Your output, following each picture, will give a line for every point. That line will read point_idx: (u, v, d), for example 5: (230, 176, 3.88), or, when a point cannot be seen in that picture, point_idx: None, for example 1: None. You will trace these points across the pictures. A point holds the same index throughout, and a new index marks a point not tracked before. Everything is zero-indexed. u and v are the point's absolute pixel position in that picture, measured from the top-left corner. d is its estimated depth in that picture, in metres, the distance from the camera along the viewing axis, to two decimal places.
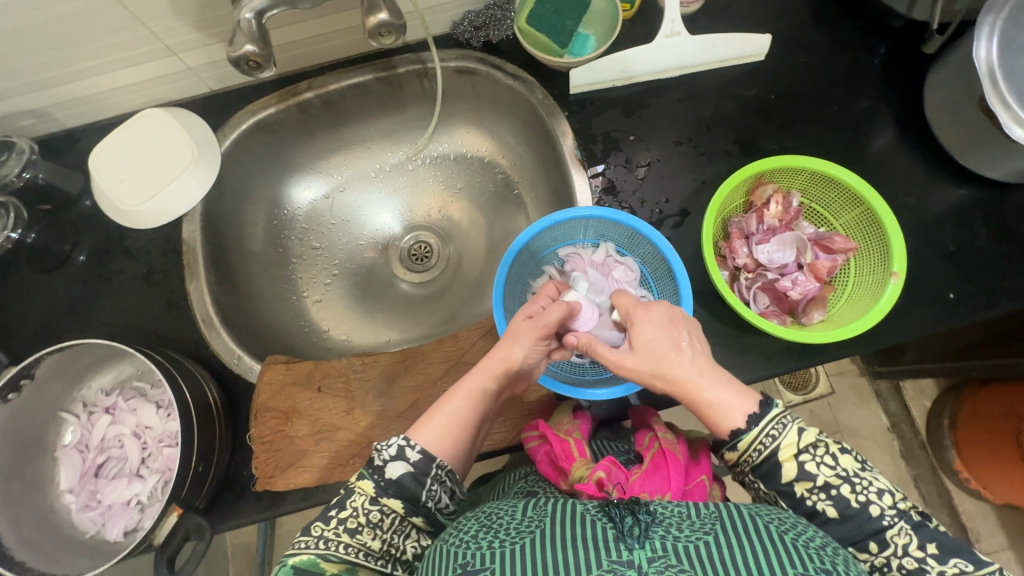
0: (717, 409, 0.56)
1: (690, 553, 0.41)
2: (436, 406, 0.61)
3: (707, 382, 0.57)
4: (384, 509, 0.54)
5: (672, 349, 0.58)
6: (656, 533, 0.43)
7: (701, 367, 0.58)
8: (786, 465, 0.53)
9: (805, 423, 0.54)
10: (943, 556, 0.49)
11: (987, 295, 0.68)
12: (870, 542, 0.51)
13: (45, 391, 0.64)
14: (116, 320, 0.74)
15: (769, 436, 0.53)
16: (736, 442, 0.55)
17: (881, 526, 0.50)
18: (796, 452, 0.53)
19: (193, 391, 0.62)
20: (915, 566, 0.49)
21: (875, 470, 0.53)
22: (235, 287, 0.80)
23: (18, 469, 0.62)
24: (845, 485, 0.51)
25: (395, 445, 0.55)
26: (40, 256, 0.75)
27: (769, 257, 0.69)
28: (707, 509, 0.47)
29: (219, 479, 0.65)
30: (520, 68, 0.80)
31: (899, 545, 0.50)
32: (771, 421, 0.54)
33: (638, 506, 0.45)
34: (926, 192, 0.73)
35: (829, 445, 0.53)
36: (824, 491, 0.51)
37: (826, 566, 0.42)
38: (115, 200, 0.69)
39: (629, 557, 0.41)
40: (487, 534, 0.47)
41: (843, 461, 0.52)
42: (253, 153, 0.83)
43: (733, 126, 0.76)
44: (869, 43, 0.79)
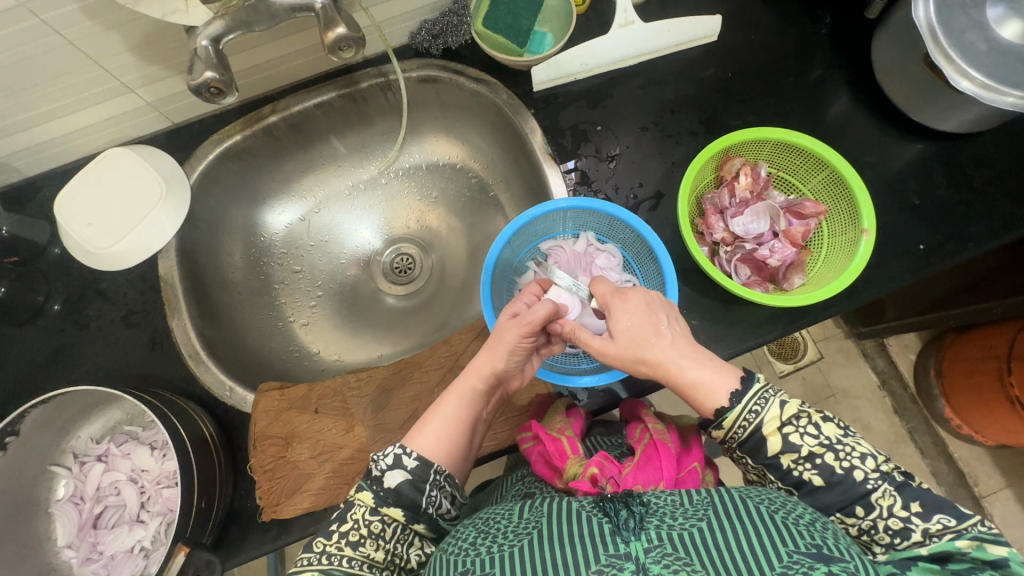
0: (701, 388, 0.57)
1: (685, 540, 0.42)
2: (430, 410, 0.61)
3: (688, 362, 0.59)
4: (385, 519, 0.53)
5: (652, 333, 0.60)
6: (651, 524, 0.44)
7: (681, 348, 0.60)
8: (771, 439, 0.53)
9: (787, 396, 0.55)
10: (926, 513, 0.49)
11: (955, 242, 0.71)
12: (856, 507, 0.51)
13: (32, 446, 0.62)
14: (99, 366, 0.72)
15: (753, 412, 0.54)
16: (722, 420, 0.56)
17: (865, 490, 0.51)
18: (779, 426, 0.54)
19: (187, 427, 0.61)
20: (901, 525, 0.50)
21: (857, 436, 0.54)
22: (218, 320, 0.79)
23: (12, 530, 0.60)
24: (829, 453, 0.52)
25: (392, 453, 0.55)
26: (12, 310, 0.73)
27: (745, 229, 0.70)
28: (699, 495, 0.48)
29: (223, 515, 0.64)
30: (482, 71, 0.81)
31: (884, 507, 0.50)
32: (754, 396, 0.55)
33: (631, 499, 0.46)
34: (886, 150, 0.76)
35: (812, 415, 0.54)
36: (809, 460, 0.53)
37: (816, 541, 0.43)
38: (84, 243, 0.68)
39: (627, 549, 0.42)
40: (485, 540, 0.47)
41: (825, 429, 0.53)
42: (222, 182, 0.82)
43: (695, 106, 0.78)
44: (815, 14, 0.82)
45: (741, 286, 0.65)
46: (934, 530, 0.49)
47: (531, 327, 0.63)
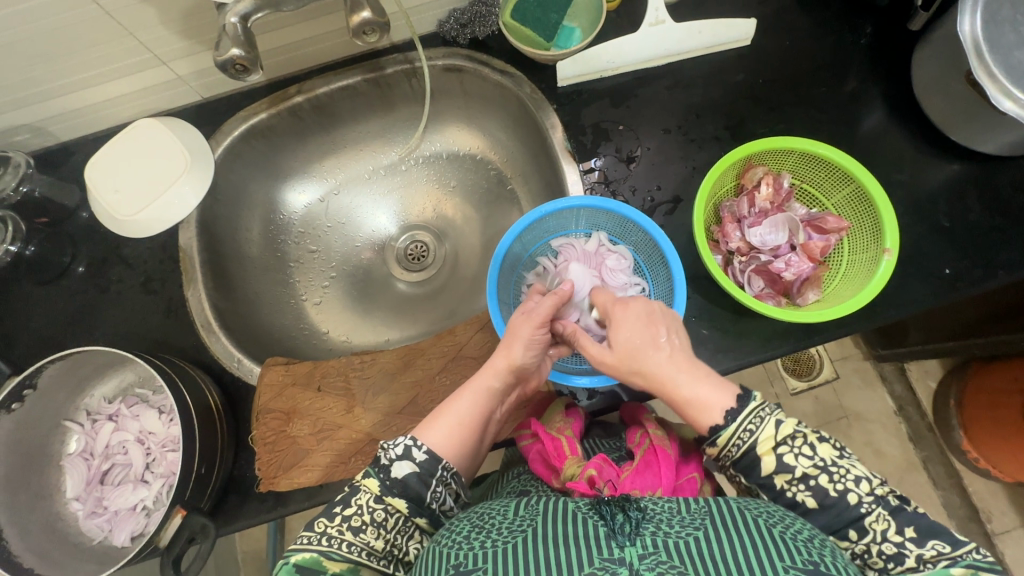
0: (697, 405, 0.55)
1: (680, 549, 0.42)
2: (443, 406, 0.61)
3: (685, 377, 0.57)
4: (388, 508, 0.54)
5: (649, 345, 0.59)
6: (646, 530, 0.43)
7: (679, 360, 0.58)
8: (765, 459, 0.53)
9: (783, 415, 0.53)
10: (921, 539, 0.48)
11: (983, 268, 0.68)
12: (849, 530, 0.50)
13: (49, 400, 0.64)
14: (117, 329, 0.75)
15: (747, 431, 0.53)
16: (716, 438, 0.54)
17: (858, 514, 0.50)
18: (773, 446, 0.52)
19: (193, 395, 0.62)
20: (894, 551, 0.48)
21: (853, 458, 0.52)
22: (233, 292, 0.80)
23: (24, 479, 0.62)
24: (822, 475, 0.51)
25: (402, 445, 0.55)
26: (41, 268, 0.76)
27: (762, 240, 0.67)
28: (698, 504, 0.47)
29: (223, 484, 0.65)
30: (507, 63, 0.80)
31: (877, 531, 0.49)
32: (749, 415, 0.53)
33: (629, 504, 0.45)
34: (918, 168, 0.73)
35: (807, 435, 0.53)
36: (803, 482, 0.52)
37: (814, 558, 0.42)
38: (112, 210, 0.71)
39: (621, 554, 0.41)
40: (480, 535, 0.47)
41: (821, 450, 0.52)
42: (244, 159, 0.83)
43: (721, 111, 0.77)
44: (854, 23, 0.79)
45: (752, 299, 0.63)
46: (928, 556, 0.47)
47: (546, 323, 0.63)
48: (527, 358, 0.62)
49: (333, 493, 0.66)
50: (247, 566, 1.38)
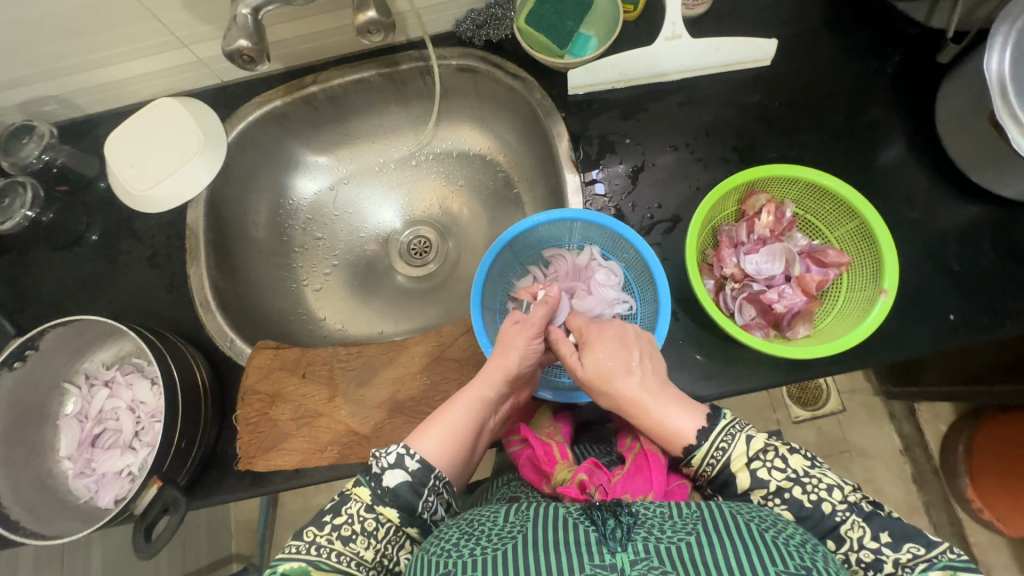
0: (662, 429, 0.58)
1: (671, 555, 0.42)
2: (436, 414, 0.62)
3: (655, 401, 0.59)
4: (379, 518, 0.54)
5: (621, 371, 0.61)
6: (638, 535, 0.44)
7: (651, 384, 0.60)
8: (739, 475, 0.53)
9: (754, 430, 0.54)
10: (897, 543, 0.48)
11: (990, 317, 0.65)
12: (827, 541, 0.50)
13: (49, 362, 0.67)
14: (121, 299, 0.77)
15: (720, 449, 0.54)
16: (690, 458, 0.55)
17: (834, 522, 0.49)
18: (746, 462, 0.53)
19: (181, 370, 0.64)
20: (871, 558, 0.48)
21: (825, 466, 0.53)
22: (235, 273, 0.83)
23: (20, 435, 0.65)
24: (796, 487, 0.51)
25: (394, 453, 0.56)
26: (56, 235, 0.79)
27: (757, 268, 0.66)
28: (689, 509, 0.47)
29: (203, 459, 0.67)
30: (520, 67, 0.80)
31: (853, 539, 0.49)
32: (720, 433, 0.55)
33: (620, 509, 0.46)
34: (933, 207, 0.70)
35: (778, 448, 0.53)
36: (778, 495, 0.51)
37: (807, 563, 0.42)
38: (127, 185, 0.73)
39: (612, 560, 0.42)
40: (469, 542, 0.47)
41: (792, 462, 0.52)
42: (257, 143, 0.85)
43: (732, 133, 0.75)
44: (881, 51, 0.76)
45: (738, 328, 0.62)
46: (905, 561, 0.47)
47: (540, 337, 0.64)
48: (521, 367, 0.64)
49: (308, 478, 0.68)
50: (238, 535, 1.42)
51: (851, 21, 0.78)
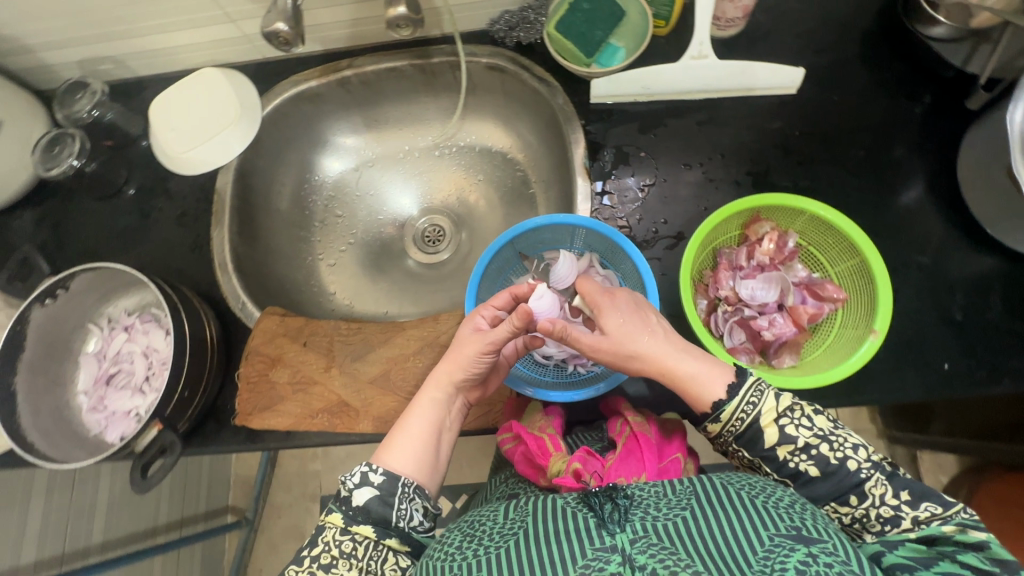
0: (696, 379, 0.59)
1: (669, 531, 0.44)
2: (398, 427, 0.63)
3: (683, 356, 0.60)
4: (355, 537, 0.56)
5: (643, 330, 0.61)
6: (635, 515, 0.46)
7: (672, 342, 0.61)
8: (768, 431, 0.56)
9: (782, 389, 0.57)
10: (915, 501, 0.52)
11: (987, 371, 0.64)
12: (850, 496, 0.54)
13: (77, 302, 0.73)
14: (148, 252, 0.83)
15: (751, 403, 0.56)
16: (718, 413, 0.57)
17: (859, 478, 0.53)
18: (775, 418, 0.56)
19: (192, 325, 0.68)
20: (891, 513, 0.52)
21: (847, 428, 0.57)
22: (255, 240, 0.87)
23: (44, 366, 0.71)
24: (823, 444, 0.55)
25: (359, 472, 0.58)
26: (98, 186, 0.85)
27: (752, 294, 0.67)
28: (683, 485, 0.49)
29: (204, 409, 0.72)
30: (547, 71, 0.82)
31: (876, 495, 0.53)
32: (751, 388, 0.57)
33: (617, 492, 0.47)
34: (944, 254, 0.69)
35: (804, 409, 0.57)
36: (805, 451, 0.55)
37: (796, 523, 0.45)
38: (167, 146, 0.78)
39: (612, 542, 0.43)
40: (471, 544, 0.49)
41: (818, 421, 0.56)
42: (290, 119, 0.89)
43: (748, 157, 0.75)
44: (913, 90, 0.75)
45: (722, 351, 0.63)
46: (922, 517, 0.51)
47: (493, 347, 0.63)
48: (474, 371, 0.65)
49: (297, 441, 0.72)
50: (236, 489, 1.49)
51: (886, 57, 0.77)
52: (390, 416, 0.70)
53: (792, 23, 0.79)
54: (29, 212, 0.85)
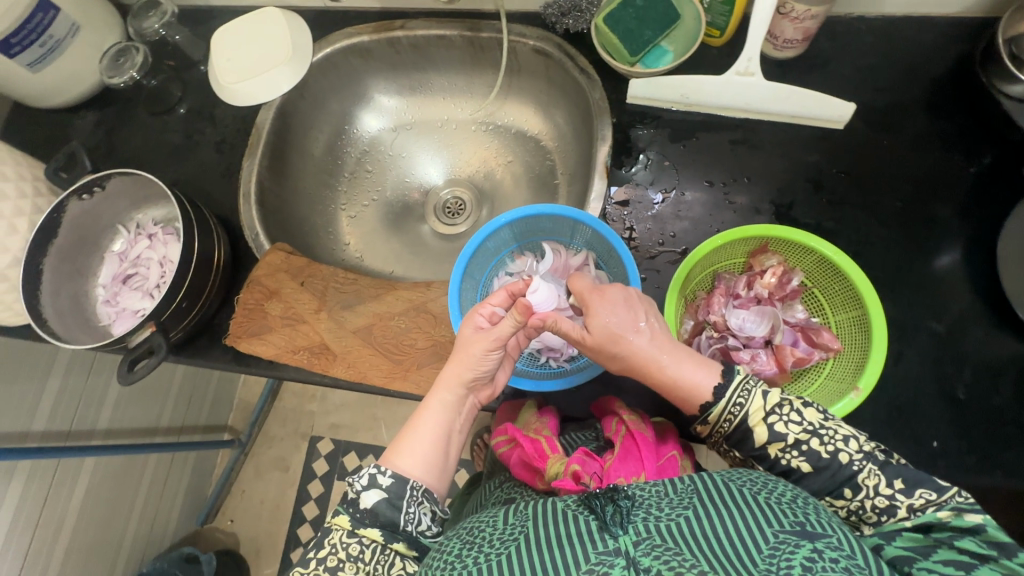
0: (683, 385, 0.59)
1: (672, 532, 0.43)
2: (408, 428, 0.63)
3: (668, 359, 0.60)
4: (362, 540, 0.56)
5: (631, 330, 0.60)
6: (637, 517, 0.45)
7: (659, 343, 0.61)
8: (756, 430, 0.55)
9: (768, 386, 0.56)
10: (909, 489, 0.50)
11: (978, 458, 0.60)
12: (845, 489, 0.52)
13: (110, 203, 0.79)
14: (184, 170, 0.88)
15: (737, 404, 0.55)
16: (706, 415, 0.57)
17: (852, 471, 0.52)
18: (763, 417, 0.54)
19: (202, 244, 0.72)
20: (886, 504, 0.51)
21: (837, 418, 0.55)
22: (285, 178, 0.91)
23: (71, 255, 0.78)
24: (813, 439, 0.53)
25: (367, 474, 0.58)
26: (153, 100, 0.91)
27: (741, 325, 0.67)
28: (684, 483, 0.49)
29: (199, 324, 0.77)
30: (590, 64, 0.81)
31: (870, 487, 0.51)
32: (738, 389, 0.56)
33: (617, 494, 0.47)
34: (963, 327, 0.65)
35: (793, 403, 0.55)
36: (796, 448, 0.53)
37: (799, 517, 0.44)
38: (223, 77, 0.84)
39: (616, 545, 0.43)
40: (473, 550, 0.48)
41: (808, 415, 0.54)
42: (339, 69, 0.92)
43: (775, 186, 0.72)
44: (972, 148, 0.70)
45: None
46: (917, 505, 0.50)
47: (499, 343, 0.63)
48: (483, 370, 0.63)
49: (277, 371, 0.75)
50: (236, 411, 1.58)
51: (950, 107, 0.71)
52: (364, 367, 0.72)
53: (855, 55, 0.75)
54: (90, 114, 0.92)
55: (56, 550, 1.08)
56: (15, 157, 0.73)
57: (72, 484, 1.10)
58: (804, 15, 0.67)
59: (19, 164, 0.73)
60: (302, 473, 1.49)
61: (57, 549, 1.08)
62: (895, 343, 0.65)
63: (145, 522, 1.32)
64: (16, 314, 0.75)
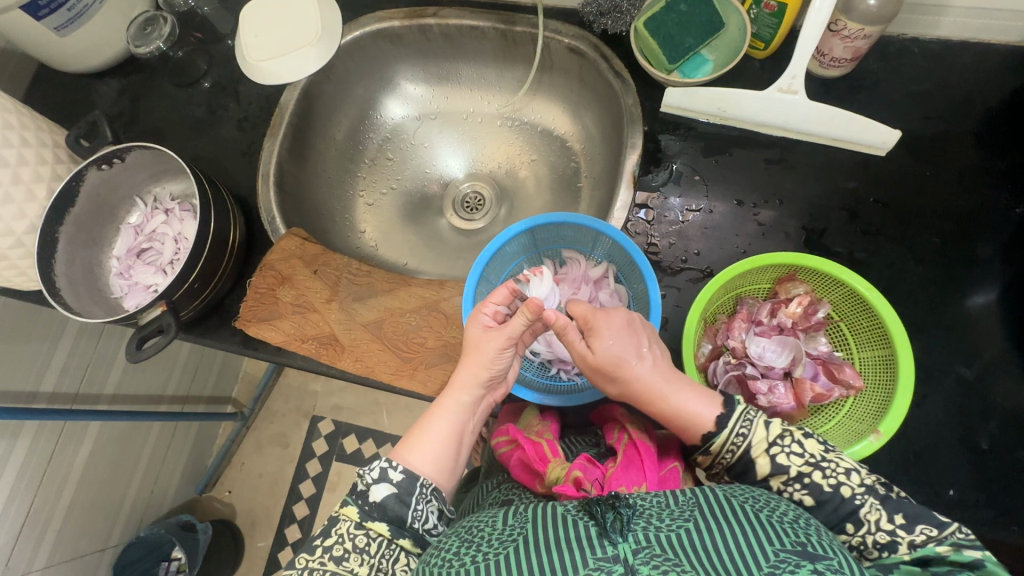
0: (682, 416, 0.57)
1: (673, 543, 0.42)
2: (421, 424, 0.62)
3: (668, 388, 0.59)
4: (369, 533, 0.55)
5: (634, 355, 0.59)
6: (637, 525, 0.44)
7: (660, 372, 0.60)
8: (759, 462, 0.53)
9: (769, 416, 0.55)
10: (909, 524, 0.48)
11: (995, 512, 0.59)
12: (846, 524, 0.50)
13: (130, 174, 0.78)
14: (205, 146, 0.87)
15: (739, 435, 0.54)
16: (708, 445, 0.56)
17: (853, 506, 0.49)
18: (766, 448, 0.53)
19: (218, 225, 0.72)
20: (887, 540, 0.48)
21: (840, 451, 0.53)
22: (305, 161, 0.89)
23: (89, 225, 0.78)
24: (816, 472, 0.51)
25: (379, 467, 0.57)
26: (178, 72, 0.90)
27: (760, 353, 0.65)
28: (685, 496, 0.47)
29: (210, 304, 0.76)
30: (626, 67, 0.78)
31: (871, 522, 0.49)
32: (739, 419, 0.55)
33: (618, 502, 0.45)
34: (991, 374, 0.63)
35: (794, 433, 0.54)
36: (798, 481, 0.52)
37: (801, 539, 0.43)
38: (247, 52, 0.79)
39: (614, 552, 0.42)
40: (469, 550, 0.47)
41: (809, 447, 0.52)
42: (367, 53, 0.90)
43: (809, 211, 0.70)
44: (1019, 188, 0.67)
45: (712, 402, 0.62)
46: (918, 540, 0.47)
47: (511, 340, 0.63)
48: (495, 369, 0.63)
49: (284, 358, 0.75)
50: (241, 384, 1.59)
51: (999, 143, 0.68)
52: (372, 362, 0.71)
53: (905, 80, 0.71)
54: (115, 80, 0.91)
55: (58, 507, 1.09)
56: (37, 121, 0.72)
57: (76, 446, 1.11)
58: (856, 33, 0.63)
59: (41, 129, 0.72)
60: (301, 451, 1.50)
61: (58, 507, 1.09)
62: (918, 385, 0.63)
63: (146, 486, 1.34)
64: (30, 279, 0.75)
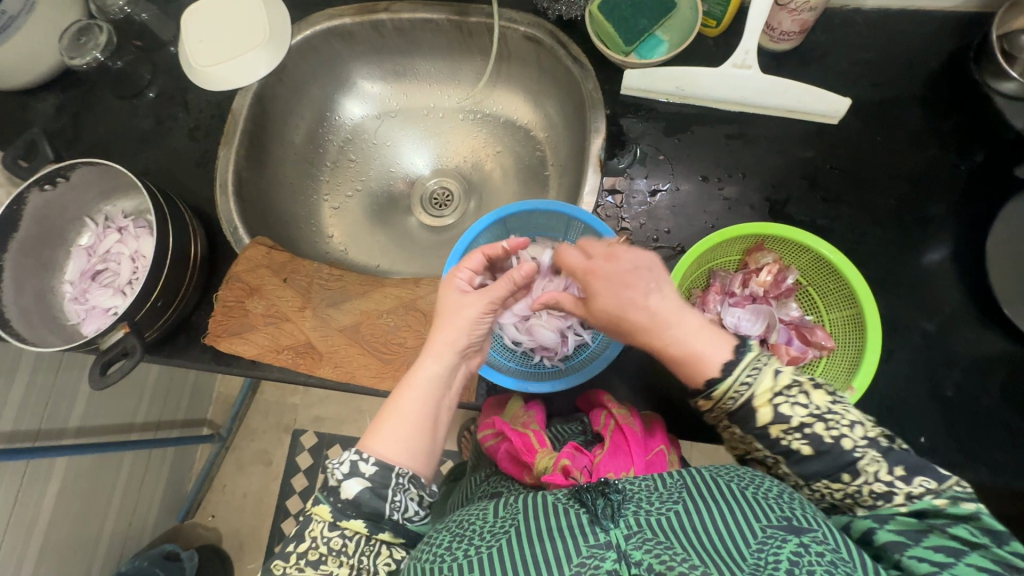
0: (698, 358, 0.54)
1: (662, 525, 0.43)
2: (389, 407, 0.58)
3: (682, 330, 0.55)
4: (345, 533, 0.53)
5: (639, 299, 0.56)
6: (628, 510, 0.44)
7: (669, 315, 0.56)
8: (761, 410, 0.51)
9: (781, 365, 0.52)
10: (910, 477, 0.48)
11: (964, 454, 0.62)
12: (843, 474, 0.49)
13: (76, 193, 0.74)
14: (156, 158, 0.83)
15: (744, 385, 0.51)
16: (711, 391, 0.52)
17: (852, 458, 0.49)
18: (770, 398, 0.51)
19: (177, 240, 0.68)
20: (884, 489, 0.48)
21: (846, 403, 0.52)
22: (264, 166, 0.87)
23: (36, 250, 0.74)
24: (817, 423, 0.50)
25: (348, 462, 0.54)
26: (120, 83, 0.86)
27: (735, 323, 0.68)
28: (673, 478, 0.48)
29: (176, 322, 0.73)
30: (583, 52, 0.78)
31: (870, 473, 0.49)
32: (746, 369, 0.51)
33: (608, 488, 0.46)
34: (951, 325, 0.66)
35: (804, 383, 0.51)
36: (799, 430, 0.50)
37: (785, 511, 0.44)
38: (191, 58, 0.75)
39: (607, 539, 0.42)
40: (461, 544, 0.47)
41: (817, 398, 0.51)
42: (320, 52, 0.88)
43: (771, 182, 0.72)
44: (964, 146, 0.70)
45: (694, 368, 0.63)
46: (915, 493, 0.48)
47: (493, 304, 0.62)
48: (478, 334, 0.62)
49: (259, 371, 0.73)
50: (216, 403, 1.54)
51: (943, 103, 0.71)
52: (353, 367, 0.70)
53: (851, 49, 0.74)
54: (51, 96, 0.86)
55: (29, 551, 1.03)
56: None
57: (44, 484, 1.05)
58: (802, 6, 0.65)
59: None
60: (285, 466, 1.47)
61: (30, 549, 1.03)
62: (885, 342, 0.66)
63: (123, 518, 1.28)
64: None
